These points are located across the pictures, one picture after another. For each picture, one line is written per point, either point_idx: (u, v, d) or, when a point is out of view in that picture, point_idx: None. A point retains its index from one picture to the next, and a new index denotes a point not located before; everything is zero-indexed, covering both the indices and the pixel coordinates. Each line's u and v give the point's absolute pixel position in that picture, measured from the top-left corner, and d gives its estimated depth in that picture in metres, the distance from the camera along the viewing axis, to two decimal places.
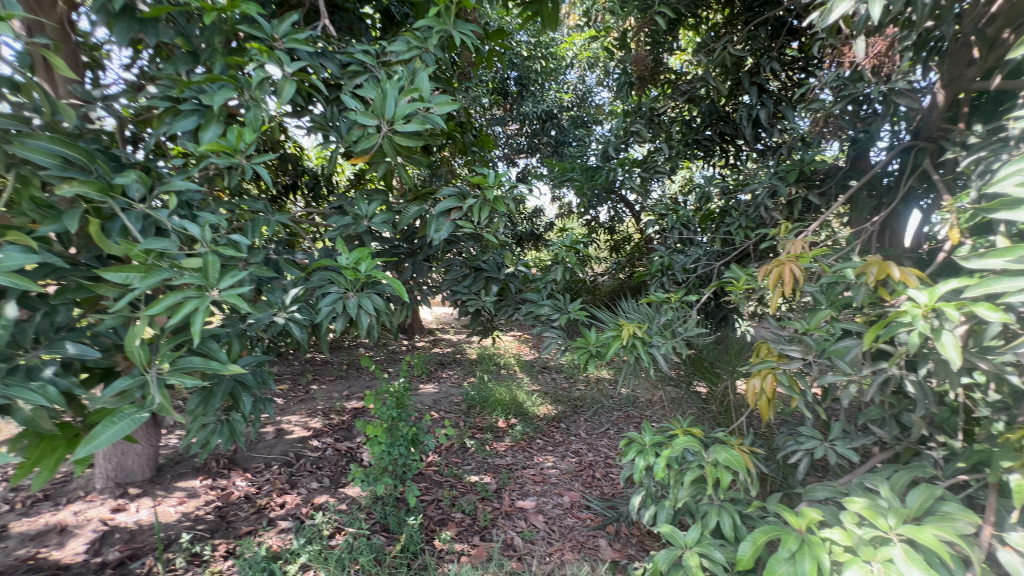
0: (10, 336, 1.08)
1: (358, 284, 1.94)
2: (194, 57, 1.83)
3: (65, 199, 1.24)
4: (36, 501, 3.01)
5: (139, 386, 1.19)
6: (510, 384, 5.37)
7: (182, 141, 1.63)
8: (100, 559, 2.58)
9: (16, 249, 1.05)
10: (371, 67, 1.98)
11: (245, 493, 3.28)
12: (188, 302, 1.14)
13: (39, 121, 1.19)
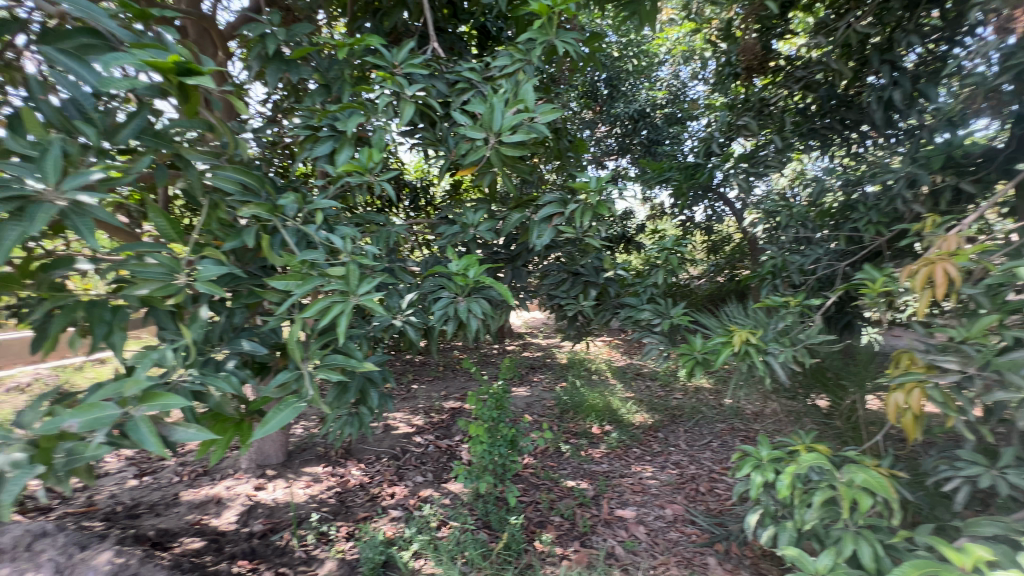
0: (204, 335, 1.29)
1: (467, 289, 2.05)
2: (326, 88, 2.04)
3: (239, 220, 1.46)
4: (197, 475, 3.53)
5: (296, 378, 1.37)
6: (603, 390, 5.28)
7: (319, 163, 1.83)
8: (248, 529, 2.97)
9: (210, 262, 1.25)
10: (477, 83, 2.07)
11: (360, 482, 3.59)
12: (335, 305, 1.29)
13: (223, 155, 1.41)
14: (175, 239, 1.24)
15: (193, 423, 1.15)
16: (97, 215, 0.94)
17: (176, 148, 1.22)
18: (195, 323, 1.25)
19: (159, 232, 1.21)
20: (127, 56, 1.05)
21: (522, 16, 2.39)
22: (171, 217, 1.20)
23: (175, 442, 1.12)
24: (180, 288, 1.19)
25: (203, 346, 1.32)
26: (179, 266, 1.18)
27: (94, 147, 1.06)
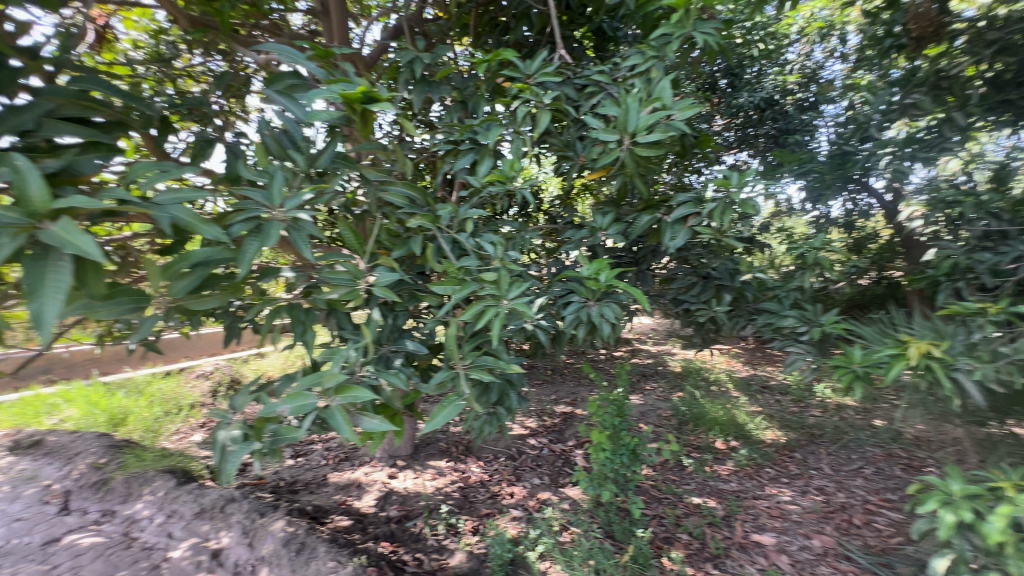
0: (377, 336, 1.44)
1: (598, 293, 2.02)
2: (463, 104, 2.12)
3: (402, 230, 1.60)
4: (341, 460, 3.93)
5: (451, 378, 1.45)
6: (727, 402, 4.89)
7: (461, 174, 1.90)
8: (386, 513, 3.23)
9: (384, 270, 1.38)
10: (607, 84, 2.03)
11: (481, 479, 3.72)
12: (489, 309, 1.33)
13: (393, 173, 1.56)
14: (357, 249, 1.39)
15: (374, 414, 1.29)
16: (310, 229, 1.09)
17: (357, 169, 1.38)
18: (370, 324, 1.39)
19: (345, 243, 1.37)
20: (323, 90, 1.21)
21: (652, 13, 2.31)
22: (356, 229, 1.35)
23: (361, 431, 1.26)
24: (361, 292, 1.34)
25: (374, 345, 1.47)
26: (362, 273, 1.32)
27: (301, 171, 1.23)
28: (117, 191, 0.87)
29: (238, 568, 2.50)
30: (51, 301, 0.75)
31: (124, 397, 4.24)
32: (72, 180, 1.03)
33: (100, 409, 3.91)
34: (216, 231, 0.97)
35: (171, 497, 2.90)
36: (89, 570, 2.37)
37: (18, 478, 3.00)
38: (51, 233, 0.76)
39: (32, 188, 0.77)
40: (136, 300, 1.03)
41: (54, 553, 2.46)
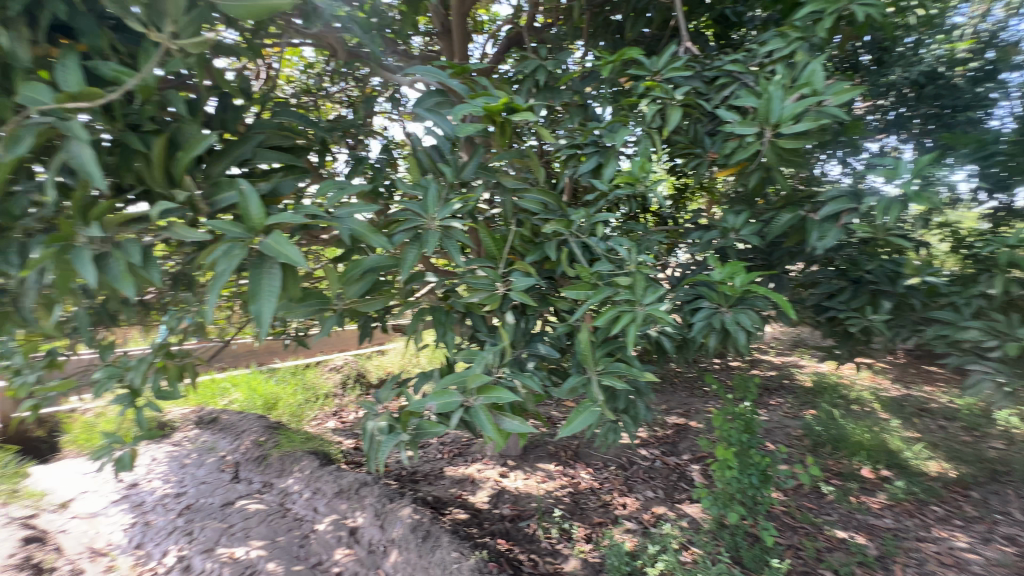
0: (513, 337, 1.54)
1: (733, 299, 1.83)
2: (584, 108, 2.08)
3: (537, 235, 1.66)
4: (455, 454, 4.01)
5: (583, 383, 1.45)
6: (876, 424, 4.24)
7: (584, 179, 1.87)
8: (499, 511, 3.27)
9: (519, 274, 1.42)
10: (742, 74, 1.87)
11: (591, 486, 3.61)
12: (625, 314, 1.30)
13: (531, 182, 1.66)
14: (496, 255, 1.45)
15: (515, 414, 1.35)
16: (461, 237, 1.17)
17: (497, 177, 1.48)
18: (505, 328, 1.45)
19: (485, 249, 1.44)
20: (468, 105, 1.27)
21: None
22: (495, 236, 1.42)
23: (503, 429, 1.33)
24: (500, 296, 1.39)
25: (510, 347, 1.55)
26: (501, 278, 1.37)
27: (449, 182, 1.34)
28: (312, 207, 1.00)
29: (372, 547, 2.73)
30: (267, 302, 0.89)
31: (275, 384, 4.88)
32: (275, 201, 1.15)
33: (258, 395, 4.55)
34: (383, 241, 1.07)
35: (315, 476, 3.27)
36: (256, 533, 2.77)
37: (202, 448, 3.61)
38: (267, 245, 0.90)
39: (253, 207, 0.91)
40: (321, 302, 1.18)
41: (230, 514, 2.92)
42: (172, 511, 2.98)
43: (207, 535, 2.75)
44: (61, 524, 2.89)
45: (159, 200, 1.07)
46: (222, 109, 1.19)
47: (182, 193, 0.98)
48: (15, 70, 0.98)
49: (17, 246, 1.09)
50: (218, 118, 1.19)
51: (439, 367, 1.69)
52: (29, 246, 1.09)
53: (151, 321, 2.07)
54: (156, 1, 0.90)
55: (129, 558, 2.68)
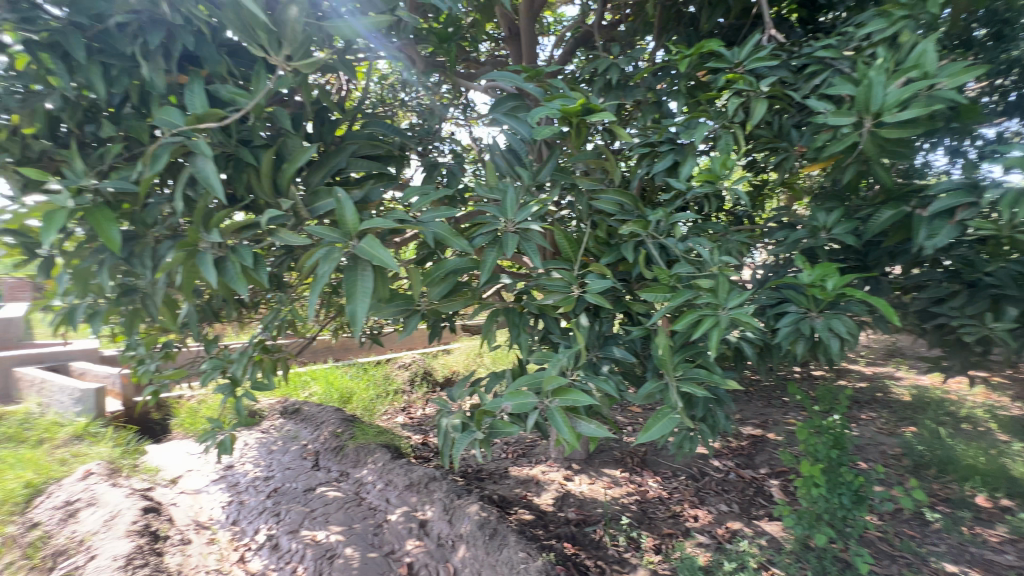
0: (589, 340, 1.54)
1: (825, 303, 1.68)
2: (658, 105, 1.98)
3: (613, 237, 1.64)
4: (518, 455, 3.99)
5: (660, 389, 1.41)
6: (993, 446, 3.73)
7: (659, 178, 1.80)
8: (564, 515, 3.21)
9: (595, 277, 1.40)
10: (837, 60, 1.72)
11: (659, 495, 3.47)
12: (707, 318, 1.24)
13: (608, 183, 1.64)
14: (570, 257, 1.45)
15: (590, 418, 1.35)
16: (540, 239, 1.19)
17: (573, 179, 1.49)
18: (579, 330, 1.44)
19: (560, 251, 1.44)
20: (545, 108, 1.28)
21: None
22: (571, 238, 1.41)
23: (578, 433, 1.33)
24: (575, 299, 1.38)
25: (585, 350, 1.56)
26: (576, 280, 1.37)
27: (525, 185, 1.37)
28: (400, 213, 1.05)
29: (441, 540, 2.80)
30: (361, 303, 0.95)
31: (349, 378, 5.11)
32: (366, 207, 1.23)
33: (334, 388, 4.80)
34: (464, 245, 1.11)
35: (388, 468, 3.41)
36: (334, 519, 2.95)
37: (286, 437, 3.90)
38: (361, 248, 0.95)
39: (348, 212, 0.97)
40: (406, 303, 1.24)
41: (312, 499, 3.14)
42: (262, 493, 3.25)
43: (292, 517, 2.97)
44: (172, 498, 3.23)
45: (265, 208, 1.17)
46: (321, 124, 1.30)
47: (287, 202, 1.07)
48: (152, 96, 1.12)
49: (149, 251, 1.25)
50: (317, 132, 1.29)
51: (510, 368, 1.71)
52: (159, 251, 1.24)
53: (249, 318, 2.26)
54: (274, 27, 0.99)
55: (227, 532, 2.95)
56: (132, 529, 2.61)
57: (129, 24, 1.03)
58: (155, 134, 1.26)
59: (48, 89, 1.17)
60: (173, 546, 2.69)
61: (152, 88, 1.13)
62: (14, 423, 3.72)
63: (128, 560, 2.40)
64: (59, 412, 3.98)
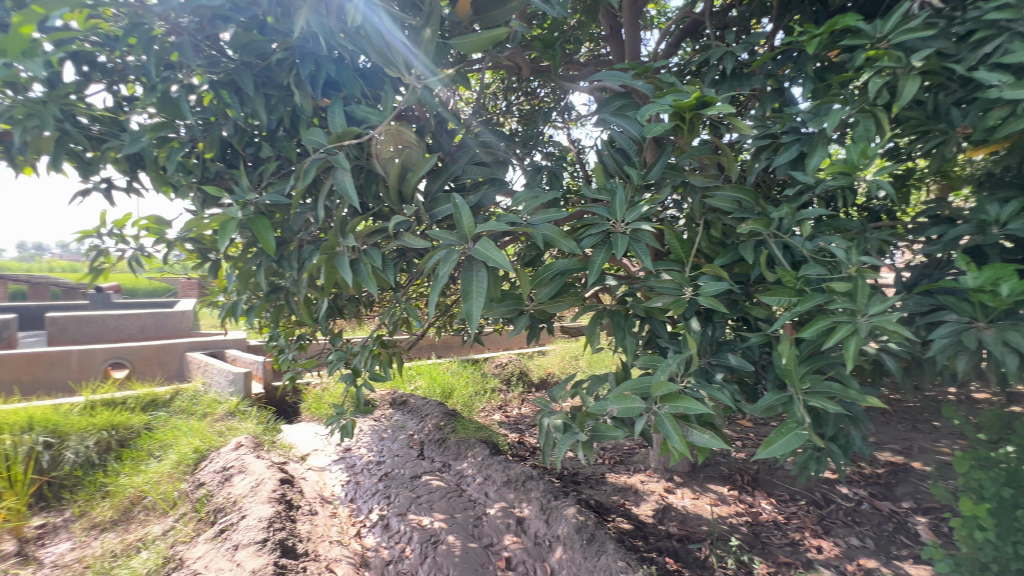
0: (700, 345, 1.47)
1: (996, 312, 1.41)
2: (778, 93, 1.78)
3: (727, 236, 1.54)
4: (615, 463, 3.85)
5: (783, 402, 1.29)
6: None
7: (781, 172, 1.65)
8: (664, 528, 3.00)
9: (709, 279, 1.33)
10: (1017, 21, 1.44)
11: (774, 519, 3.12)
12: (842, 326, 1.11)
13: (723, 179, 1.55)
14: (682, 258, 1.39)
15: (703, 428, 1.28)
16: (651, 240, 1.16)
17: (684, 177, 1.44)
18: (690, 335, 1.38)
19: (670, 252, 1.39)
20: (656, 104, 1.23)
21: None
22: (683, 239, 1.36)
23: (690, 443, 1.28)
24: (686, 301, 1.32)
25: (696, 356, 1.49)
26: (688, 282, 1.31)
27: (634, 184, 1.35)
28: (512, 216, 1.09)
29: (538, 539, 2.82)
30: (477, 302, 1.00)
31: (450, 374, 5.33)
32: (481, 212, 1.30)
33: (437, 383, 5.00)
34: (573, 246, 1.12)
35: (487, 463, 3.52)
36: (438, 506, 3.13)
37: (395, 426, 4.25)
38: (477, 250, 1.01)
39: (465, 217, 1.03)
40: (517, 303, 1.28)
41: (418, 486, 3.37)
42: (375, 476, 3.57)
43: (401, 501, 3.22)
44: (303, 472, 3.66)
45: (390, 214, 1.29)
46: (439, 134, 1.40)
47: (412, 209, 1.17)
48: (302, 119, 1.30)
49: (296, 254, 1.44)
50: (436, 144, 1.39)
51: (613, 371, 1.69)
52: (304, 255, 1.43)
53: (368, 315, 2.49)
54: (410, 51, 1.09)
55: (346, 508, 3.25)
56: (272, 496, 2.89)
57: (287, 61, 1.20)
58: (301, 152, 1.44)
59: (224, 119, 1.40)
60: (305, 515, 2.93)
61: (302, 112, 1.31)
62: (186, 398, 4.48)
63: (271, 522, 2.62)
64: (217, 391, 4.70)
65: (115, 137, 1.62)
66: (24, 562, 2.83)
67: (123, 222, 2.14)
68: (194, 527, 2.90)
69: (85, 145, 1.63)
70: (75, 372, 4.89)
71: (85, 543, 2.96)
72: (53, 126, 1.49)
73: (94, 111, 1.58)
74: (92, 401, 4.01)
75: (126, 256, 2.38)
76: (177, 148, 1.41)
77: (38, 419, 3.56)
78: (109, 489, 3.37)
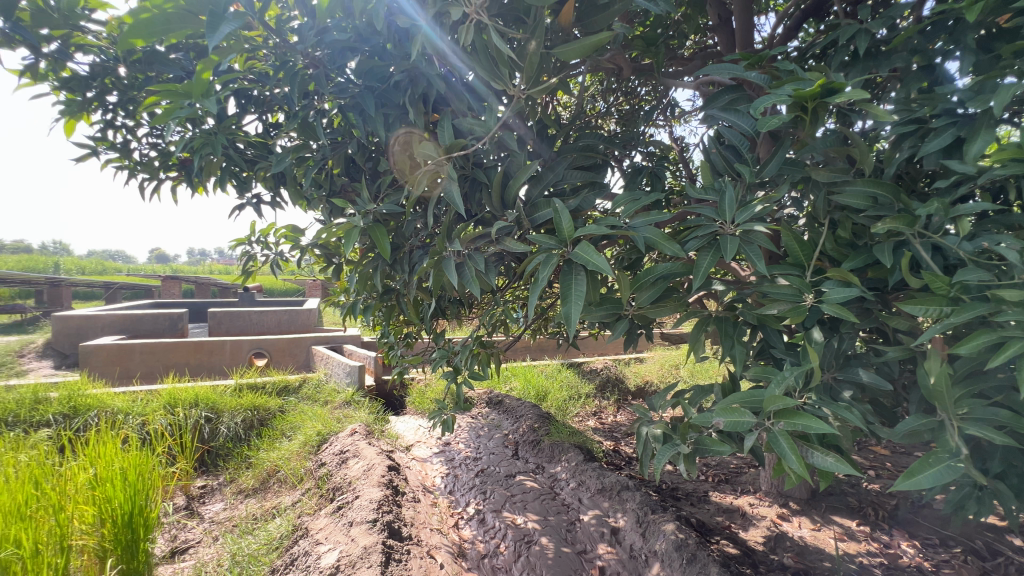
0: (823, 358, 1.33)
1: None
2: (926, 71, 1.54)
3: (859, 237, 1.37)
4: (720, 481, 3.58)
5: (930, 428, 1.12)
6: None
7: (930, 161, 1.43)
8: (777, 558, 2.67)
9: (835, 284, 1.19)
10: None
11: (919, 566, 2.59)
12: (1011, 342, 0.93)
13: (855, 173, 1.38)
14: (802, 261, 1.26)
15: (827, 450, 1.15)
16: (765, 242, 1.08)
17: (806, 172, 1.31)
18: (812, 346, 1.25)
19: (788, 254, 1.26)
20: (773, 95, 1.13)
21: None
22: (803, 240, 1.24)
23: (810, 465, 1.16)
24: (807, 309, 1.20)
25: (819, 370, 1.34)
26: (810, 288, 1.19)
27: (746, 182, 1.26)
28: (611, 219, 1.08)
29: (634, 552, 2.71)
30: (575, 306, 1.00)
31: (544, 377, 5.37)
32: (580, 216, 1.31)
33: (532, 386, 5.04)
34: (676, 249, 1.07)
35: (581, 469, 3.49)
36: (532, 507, 3.18)
37: (491, 425, 4.41)
38: (576, 254, 1.01)
39: (564, 221, 1.04)
40: (616, 308, 1.26)
41: (512, 485, 3.46)
42: (472, 471, 3.72)
43: (496, 498, 3.32)
44: (408, 461, 3.93)
45: (492, 220, 1.35)
46: (540, 140, 1.44)
47: (513, 214, 1.21)
48: (414, 134, 1.41)
49: (407, 258, 1.56)
50: (537, 150, 1.42)
51: (719, 381, 1.58)
52: (414, 259, 1.54)
53: (468, 316, 2.60)
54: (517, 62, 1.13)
55: (445, 499, 3.42)
56: (381, 480, 3.13)
57: (402, 81, 1.31)
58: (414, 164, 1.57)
59: (349, 138, 1.56)
60: (409, 501, 3.11)
61: (415, 127, 1.42)
62: (312, 386, 5.05)
63: (380, 504, 2.84)
64: (337, 381, 5.23)
65: (264, 159, 1.90)
66: (191, 515, 3.40)
67: (267, 231, 2.49)
68: (317, 501, 3.25)
69: (242, 166, 1.93)
70: (228, 358, 5.77)
71: (234, 505, 3.49)
72: (221, 153, 1.78)
73: (249, 137, 1.86)
74: (240, 384, 4.70)
75: (269, 261, 2.76)
76: (312, 165, 1.61)
77: (201, 397, 4.25)
78: (252, 461, 3.93)
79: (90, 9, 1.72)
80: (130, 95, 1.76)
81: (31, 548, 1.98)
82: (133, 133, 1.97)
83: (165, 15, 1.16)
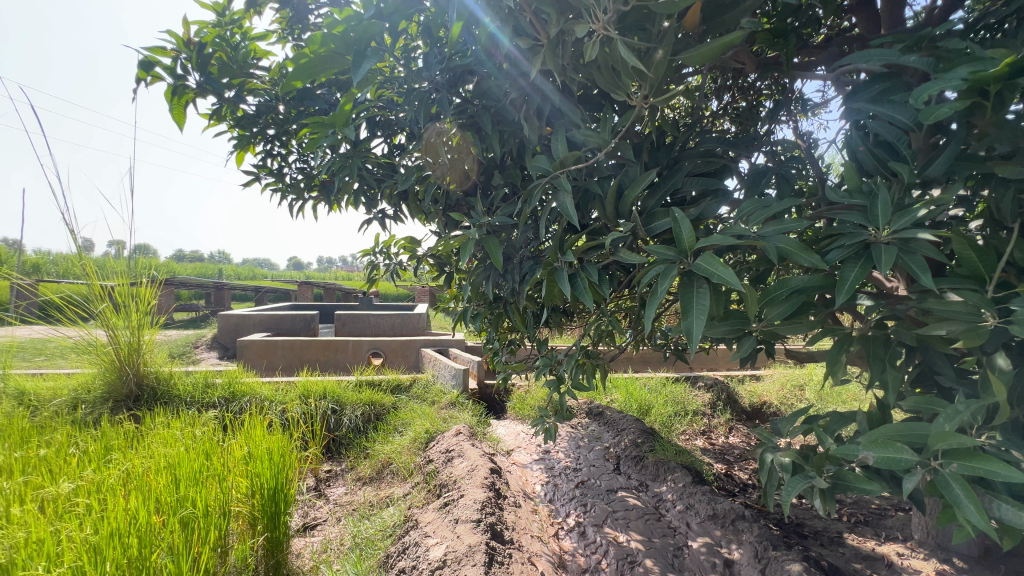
0: (1011, 391, 1.10)
1: None
2: None
3: None
4: (857, 522, 3.10)
5: None
6: None
7: None
8: None
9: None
10: None
11: None
12: None
13: None
14: (981, 273, 1.06)
15: (1019, 503, 0.96)
16: (930, 251, 0.93)
17: (985, 168, 1.11)
18: (994, 375, 1.05)
19: (960, 265, 1.08)
20: (939, 80, 0.97)
21: None
22: (981, 248, 1.05)
23: (994, 519, 0.97)
24: (988, 330, 1.01)
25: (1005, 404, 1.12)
26: (992, 305, 1.00)
27: (904, 183, 1.11)
28: (737, 228, 1.02)
29: None
30: (697, 320, 0.95)
31: (648, 391, 5.13)
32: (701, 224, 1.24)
33: (634, 398, 4.85)
34: (816, 260, 0.98)
35: (689, 491, 3.28)
36: (635, 526, 3.05)
37: (592, 436, 4.33)
38: (698, 265, 0.97)
39: (685, 231, 1.00)
40: (742, 322, 1.18)
41: (614, 501, 3.36)
42: (572, 481, 3.69)
43: (597, 512, 3.25)
44: (507, 464, 4.00)
45: (605, 230, 1.34)
46: (656, 149, 1.40)
47: (627, 224, 1.19)
48: (528, 148, 1.45)
49: (517, 268, 1.60)
50: (653, 157, 1.38)
51: (865, 409, 1.39)
52: (524, 268, 1.58)
53: (573, 325, 2.59)
54: (642, 73, 1.11)
55: (546, 507, 3.42)
56: (485, 481, 3.22)
57: (519, 98, 1.36)
58: (527, 177, 1.61)
59: (466, 155, 1.66)
60: (511, 505, 3.17)
61: (528, 142, 1.46)
62: (421, 386, 5.38)
63: (483, 505, 2.92)
64: (443, 383, 5.52)
65: (389, 177, 2.08)
66: (320, 496, 3.82)
67: (388, 242, 2.73)
68: (425, 496, 3.45)
69: (371, 185, 2.14)
70: (350, 356, 6.39)
71: (354, 491, 3.85)
72: (355, 174, 1.99)
73: (377, 158, 2.06)
74: (360, 380, 5.17)
75: (389, 269, 3.02)
76: (432, 182, 1.73)
77: (328, 390, 4.76)
78: (370, 451, 4.30)
79: (257, 58, 2.04)
80: (285, 128, 2.05)
81: (204, 509, 2.36)
82: (285, 160, 2.29)
83: (319, 58, 1.34)
